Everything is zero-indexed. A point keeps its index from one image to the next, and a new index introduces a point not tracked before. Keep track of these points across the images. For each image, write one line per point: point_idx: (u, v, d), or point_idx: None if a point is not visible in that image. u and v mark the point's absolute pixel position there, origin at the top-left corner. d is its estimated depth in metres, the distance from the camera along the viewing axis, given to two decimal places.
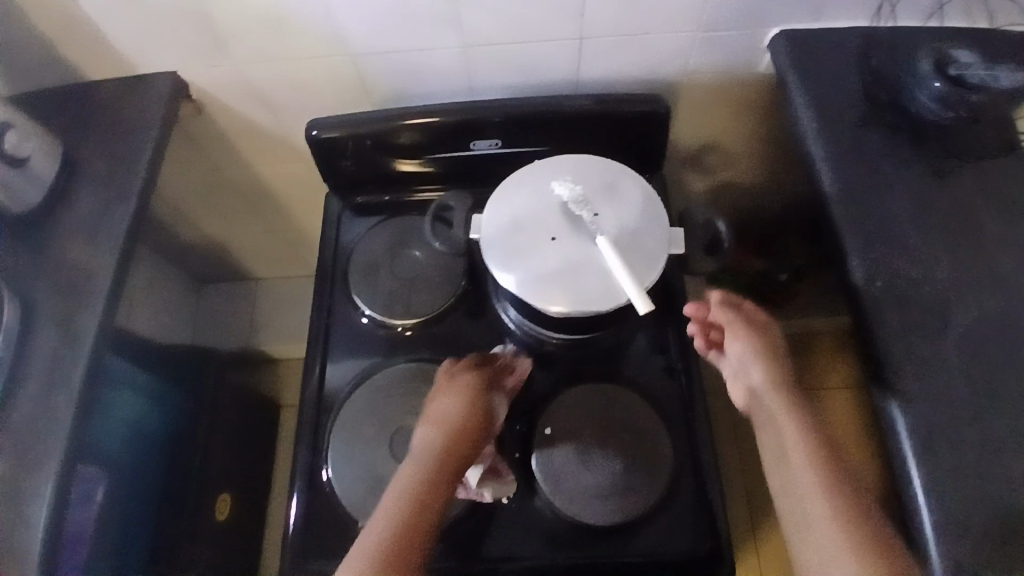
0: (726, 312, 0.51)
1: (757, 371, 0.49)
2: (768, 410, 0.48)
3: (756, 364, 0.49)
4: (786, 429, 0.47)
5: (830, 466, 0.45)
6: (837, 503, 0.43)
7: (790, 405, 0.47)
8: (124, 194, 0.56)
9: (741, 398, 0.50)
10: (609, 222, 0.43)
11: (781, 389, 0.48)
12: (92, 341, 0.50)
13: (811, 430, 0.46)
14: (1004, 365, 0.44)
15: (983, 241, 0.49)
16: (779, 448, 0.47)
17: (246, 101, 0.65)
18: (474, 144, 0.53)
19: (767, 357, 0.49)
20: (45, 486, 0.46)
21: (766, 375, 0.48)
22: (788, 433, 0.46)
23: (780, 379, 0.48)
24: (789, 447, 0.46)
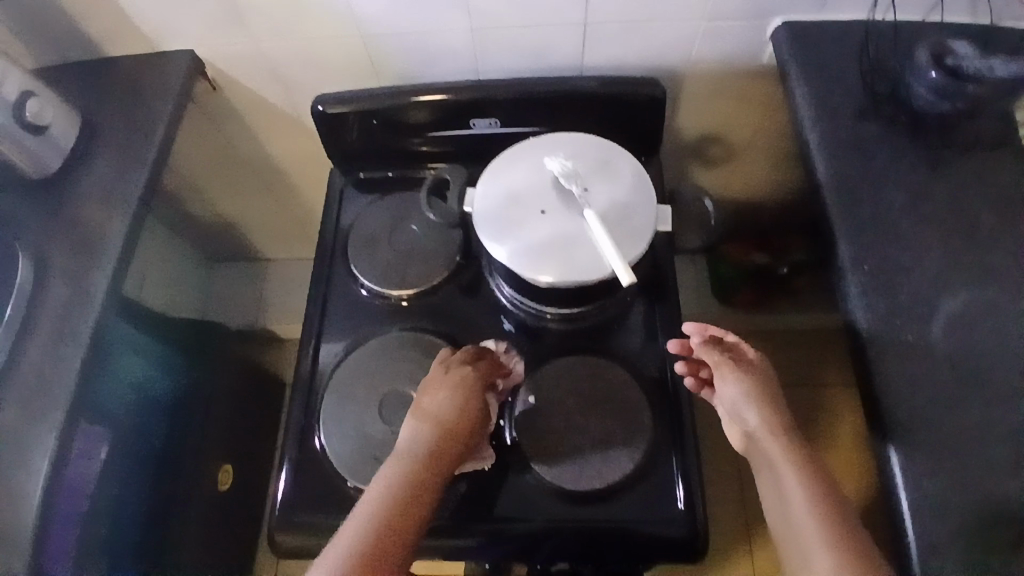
0: (711, 350, 0.47)
1: (751, 414, 0.45)
2: (767, 454, 0.45)
3: (748, 405, 0.45)
4: (785, 475, 0.43)
5: (835, 509, 0.41)
6: (844, 555, 0.39)
7: (786, 448, 0.44)
8: (139, 164, 0.59)
9: (742, 439, 0.47)
10: (598, 197, 0.44)
11: (777, 432, 0.45)
12: (103, 300, 0.53)
13: (812, 474, 0.43)
14: (984, 356, 0.45)
15: (976, 234, 0.49)
16: (782, 494, 0.43)
17: (259, 78, 0.67)
18: (474, 122, 0.54)
19: (760, 395, 0.46)
20: (49, 435, 0.49)
21: (760, 417, 0.45)
22: (787, 477, 0.43)
23: (775, 419, 0.45)
24: (790, 495, 0.42)
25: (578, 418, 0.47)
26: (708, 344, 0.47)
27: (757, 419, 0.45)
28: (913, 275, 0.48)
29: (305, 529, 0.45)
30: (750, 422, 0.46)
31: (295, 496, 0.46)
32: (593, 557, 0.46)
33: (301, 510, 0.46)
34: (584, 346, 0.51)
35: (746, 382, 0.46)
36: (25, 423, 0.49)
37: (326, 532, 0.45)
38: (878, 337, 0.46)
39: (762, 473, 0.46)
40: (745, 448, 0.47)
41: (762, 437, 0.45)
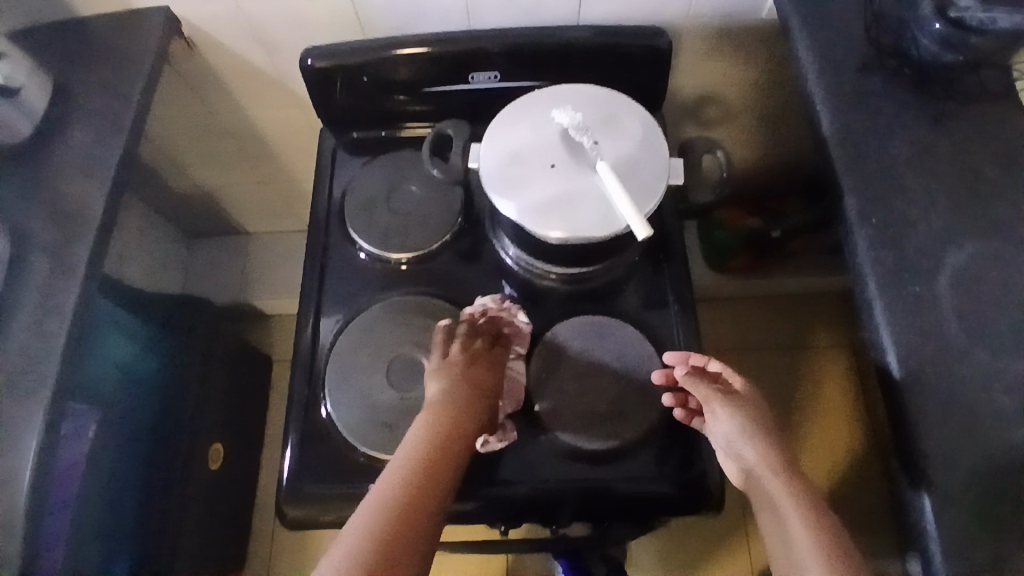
0: (698, 382, 0.45)
1: (749, 448, 0.44)
2: (767, 491, 0.43)
3: (744, 439, 0.44)
4: (789, 514, 0.41)
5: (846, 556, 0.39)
6: None
7: (789, 485, 0.42)
8: (116, 128, 0.56)
9: (737, 476, 0.46)
10: (610, 148, 0.42)
11: (779, 469, 0.43)
12: (86, 270, 0.50)
13: (817, 516, 0.41)
14: (991, 305, 0.45)
15: (980, 185, 0.49)
16: (784, 535, 0.41)
17: (240, 39, 0.63)
18: (472, 76, 0.52)
19: (754, 429, 0.44)
20: (38, 414, 0.47)
21: (758, 452, 0.44)
22: (792, 517, 0.41)
23: (773, 455, 0.44)
24: (796, 538, 0.40)
25: (591, 378, 0.47)
26: (696, 375, 0.45)
27: (755, 454, 0.44)
28: (920, 229, 0.48)
29: (313, 499, 0.44)
30: (747, 459, 0.44)
31: (302, 467, 0.45)
32: (611, 514, 0.46)
33: (309, 480, 0.45)
34: (591, 306, 0.50)
35: (743, 416, 0.45)
36: (11, 401, 0.47)
37: (335, 502, 0.44)
38: (886, 289, 0.46)
39: (763, 515, 0.44)
40: (742, 485, 0.45)
41: (762, 475, 0.43)
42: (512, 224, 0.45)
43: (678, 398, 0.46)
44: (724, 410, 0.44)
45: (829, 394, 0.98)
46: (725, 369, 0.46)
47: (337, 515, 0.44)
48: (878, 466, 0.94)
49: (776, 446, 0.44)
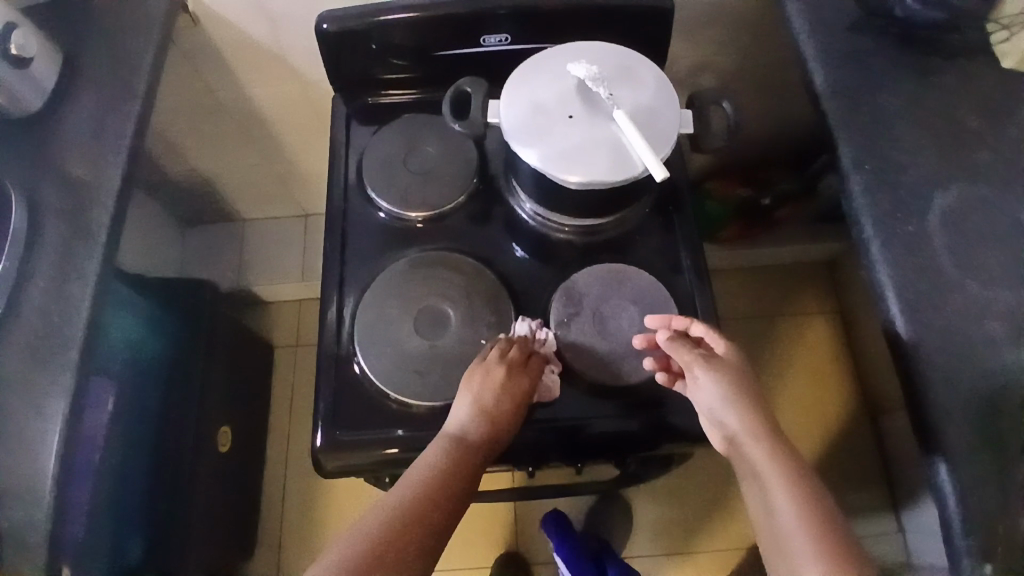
0: (682, 351, 0.46)
1: (731, 416, 0.44)
2: (750, 460, 0.44)
3: (726, 407, 0.44)
4: (771, 485, 0.42)
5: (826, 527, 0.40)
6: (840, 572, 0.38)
7: (772, 453, 0.43)
8: (128, 97, 0.56)
9: (720, 442, 0.46)
10: (625, 100, 0.45)
11: (762, 435, 0.44)
12: (105, 235, 0.51)
13: (799, 484, 0.42)
14: (979, 241, 0.48)
15: (964, 132, 0.52)
16: (768, 504, 0.42)
17: (244, 13, 0.64)
18: (484, 38, 0.54)
19: (735, 394, 0.44)
20: (65, 376, 0.47)
21: (740, 419, 0.44)
22: (774, 487, 0.42)
23: (756, 422, 0.44)
24: (780, 510, 0.41)
25: (610, 321, 0.49)
26: (678, 340, 0.46)
27: (738, 422, 0.44)
28: (911, 173, 0.51)
29: (348, 446, 0.47)
30: (730, 425, 0.44)
31: (336, 415, 0.48)
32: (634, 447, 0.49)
33: (344, 428, 0.47)
34: (604, 257, 0.53)
35: (726, 382, 0.45)
36: (35, 366, 0.47)
37: (370, 447, 0.47)
38: (882, 229, 0.49)
39: (747, 480, 0.44)
40: (725, 451, 0.46)
41: (745, 443, 0.44)
42: (532, 176, 0.47)
43: (660, 361, 0.48)
44: (705, 376, 0.45)
45: (819, 358, 1.02)
46: (708, 333, 0.47)
47: (372, 459, 0.47)
48: (866, 425, 0.98)
49: (757, 408, 0.45)
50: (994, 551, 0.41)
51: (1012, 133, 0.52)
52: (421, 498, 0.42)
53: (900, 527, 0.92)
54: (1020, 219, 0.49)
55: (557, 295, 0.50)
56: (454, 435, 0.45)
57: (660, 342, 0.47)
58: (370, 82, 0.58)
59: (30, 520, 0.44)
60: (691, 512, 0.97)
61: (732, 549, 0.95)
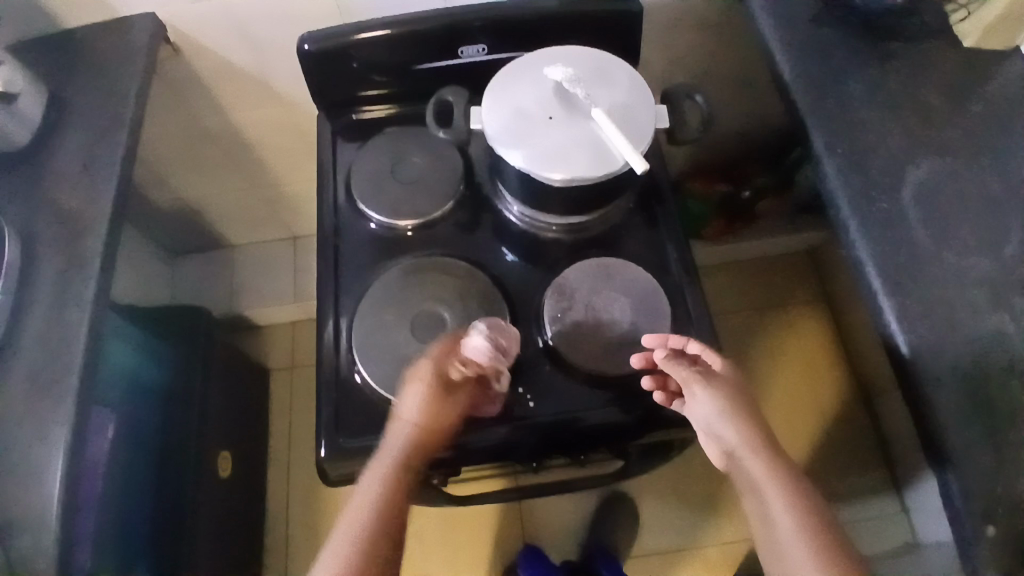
0: (680, 369, 0.47)
1: (728, 432, 0.47)
2: (748, 473, 0.47)
3: (723, 423, 0.47)
4: (769, 497, 0.46)
5: (820, 532, 0.44)
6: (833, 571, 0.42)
7: (768, 466, 0.46)
8: (115, 127, 0.57)
9: (719, 456, 0.49)
10: (602, 99, 0.46)
11: (758, 449, 0.47)
12: (99, 263, 0.51)
13: (796, 495, 0.45)
14: (950, 214, 0.50)
15: (929, 112, 0.54)
16: (766, 514, 0.46)
17: (226, 40, 0.65)
18: (462, 50, 0.56)
19: (732, 411, 0.47)
20: (67, 403, 0.47)
21: (738, 435, 0.47)
22: (773, 499, 0.45)
23: (751, 436, 0.47)
24: (778, 520, 0.45)
25: (603, 313, 0.51)
26: (676, 360, 0.47)
27: (735, 437, 0.47)
28: (881, 153, 0.53)
29: (352, 453, 0.48)
30: (728, 442, 0.47)
31: (339, 424, 0.49)
32: (635, 434, 0.50)
33: (348, 436, 0.48)
34: (592, 253, 0.54)
35: (723, 399, 0.47)
36: (37, 395, 0.48)
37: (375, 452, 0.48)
38: (857, 208, 0.51)
39: (746, 491, 0.48)
40: (723, 463, 0.49)
41: (743, 457, 0.47)
42: (517, 177, 0.49)
43: (657, 379, 0.48)
44: (703, 393, 0.47)
45: (810, 346, 1.03)
46: (703, 350, 0.48)
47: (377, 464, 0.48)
48: (860, 409, 0.99)
49: (752, 423, 0.48)
50: (993, 512, 0.42)
51: (974, 110, 0.54)
52: (368, 525, 0.47)
53: (902, 507, 0.93)
54: (986, 190, 0.51)
55: (551, 292, 0.51)
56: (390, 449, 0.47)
57: (658, 360, 0.48)
58: (353, 99, 0.59)
59: (36, 550, 0.44)
60: (695, 507, 0.98)
61: (738, 541, 0.95)
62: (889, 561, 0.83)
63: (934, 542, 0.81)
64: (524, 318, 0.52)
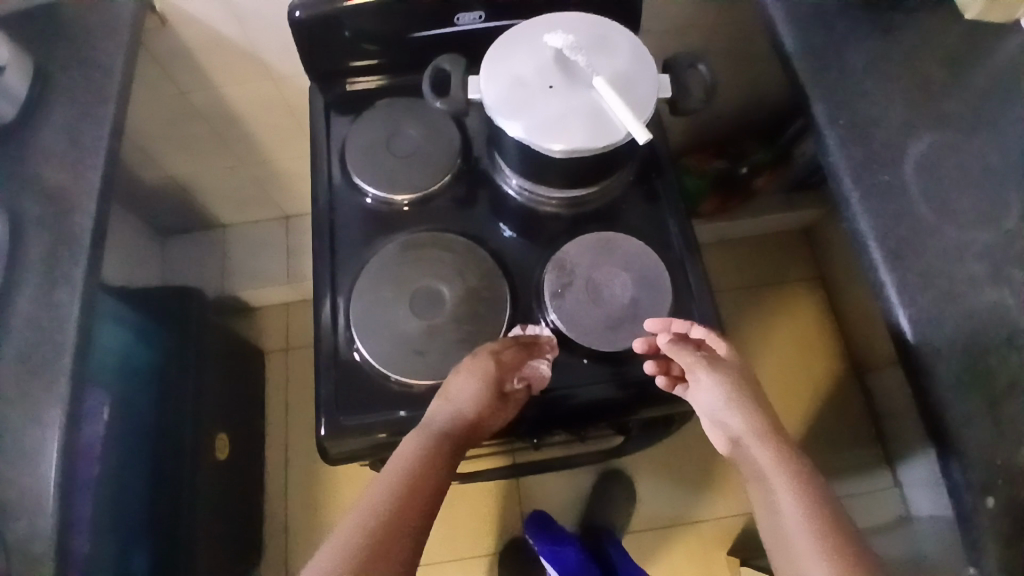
0: (683, 354, 0.47)
1: (736, 419, 0.47)
2: (755, 460, 0.46)
3: (730, 410, 0.47)
4: (778, 487, 0.45)
5: (833, 525, 0.43)
6: (843, 561, 0.41)
7: (775, 454, 0.46)
8: (102, 100, 0.55)
9: (724, 444, 0.49)
10: (603, 67, 0.45)
11: (765, 437, 0.46)
12: (89, 240, 0.50)
13: (805, 486, 0.44)
14: (952, 185, 0.50)
15: (931, 82, 0.53)
16: (775, 506, 0.45)
17: (215, 12, 0.64)
18: (459, 17, 0.54)
19: (739, 398, 0.47)
20: (59, 382, 0.46)
21: (745, 422, 0.46)
22: (781, 490, 0.44)
23: (758, 424, 0.47)
24: (787, 511, 0.44)
25: (603, 287, 0.50)
26: (681, 344, 0.47)
27: (742, 424, 0.47)
28: (883, 125, 0.52)
29: (352, 430, 0.47)
30: (734, 429, 0.47)
31: (338, 401, 0.48)
32: (637, 408, 0.50)
33: (347, 414, 0.48)
34: (591, 227, 0.53)
35: (731, 385, 0.47)
36: (25, 375, 0.47)
37: (375, 429, 0.47)
38: (859, 179, 0.50)
39: (751, 477, 0.47)
40: (729, 453, 0.48)
41: (750, 443, 0.46)
42: (516, 149, 0.48)
43: (660, 364, 0.48)
44: (708, 377, 0.47)
45: (805, 322, 1.04)
46: (708, 335, 0.48)
47: (378, 441, 0.48)
48: (854, 385, 1.00)
49: (758, 410, 0.47)
50: (993, 483, 0.42)
51: (976, 81, 0.53)
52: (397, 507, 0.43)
53: (895, 482, 0.94)
54: (987, 161, 0.50)
55: (551, 267, 0.51)
56: (431, 432, 0.45)
57: (660, 345, 0.48)
58: (345, 71, 0.58)
59: (33, 533, 0.44)
60: (691, 483, 0.98)
61: (735, 515, 0.96)
62: (883, 534, 0.83)
63: (927, 515, 0.81)
64: (524, 292, 0.51)
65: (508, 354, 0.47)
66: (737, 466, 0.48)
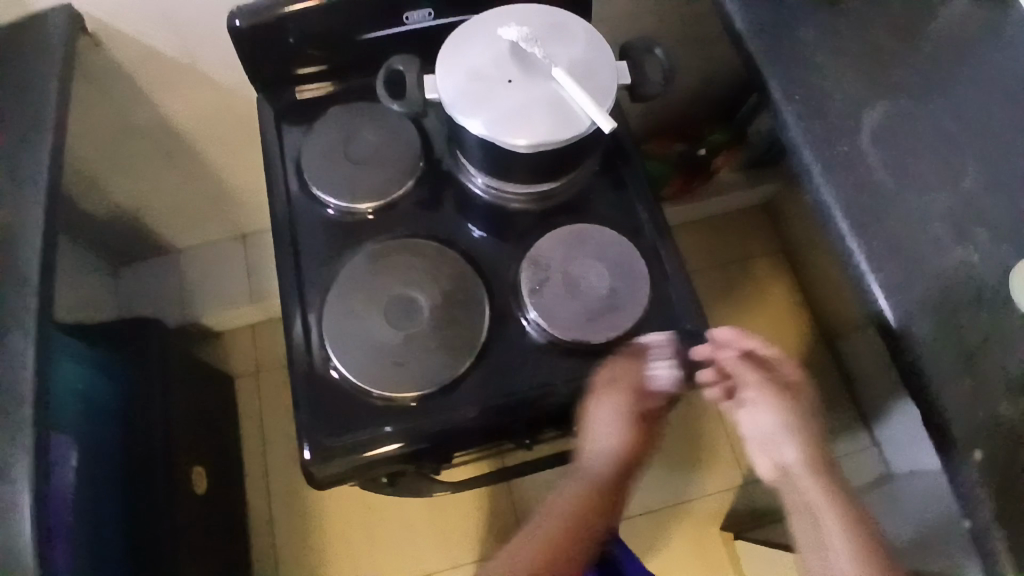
0: (753, 370, 0.49)
1: (790, 451, 0.49)
2: (803, 492, 0.49)
3: (787, 442, 0.49)
4: (826, 520, 0.48)
5: (879, 555, 0.46)
6: None
7: (825, 486, 0.48)
8: (38, 130, 0.52)
9: (771, 471, 0.51)
10: (561, 58, 0.45)
11: (814, 467, 0.49)
12: (37, 278, 0.47)
13: (853, 519, 0.47)
14: (910, 150, 0.51)
15: (879, 50, 0.54)
16: (819, 534, 0.48)
17: (152, 29, 0.61)
18: (407, 16, 0.54)
19: (795, 427, 0.49)
20: (19, 433, 0.43)
21: (801, 453, 0.49)
22: (828, 521, 0.47)
23: (809, 456, 0.49)
24: (834, 542, 0.47)
25: (579, 280, 0.50)
26: (746, 360, 0.49)
27: (795, 455, 0.49)
28: (838, 95, 0.53)
29: (335, 450, 0.46)
30: (785, 458, 0.49)
31: (319, 421, 0.46)
32: (624, 399, 0.49)
33: (329, 434, 0.46)
34: (561, 219, 0.53)
35: (789, 419, 0.49)
36: None
37: (359, 447, 0.46)
38: (821, 150, 0.51)
39: (795, 505, 0.50)
40: (775, 478, 0.51)
41: (801, 475, 0.49)
42: (478, 147, 0.47)
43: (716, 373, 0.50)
44: (767, 408, 0.49)
45: (773, 294, 1.06)
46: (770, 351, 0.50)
47: (364, 459, 0.46)
48: (826, 351, 1.02)
49: (812, 440, 0.49)
50: (977, 437, 0.43)
51: (922, 45, 0.54)
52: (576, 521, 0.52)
53: (873, 441, 0.96)
54: (941, 123, 0.51)
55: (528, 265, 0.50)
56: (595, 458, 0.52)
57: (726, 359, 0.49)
58: (293, 78, 0.56)
59: None
60: (680, 464, 0.99)
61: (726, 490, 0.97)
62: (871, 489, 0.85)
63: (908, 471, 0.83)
64: (500, 292, 0.51)
65: (619, 368, 0.47)
66: (783, 493, 0.52)
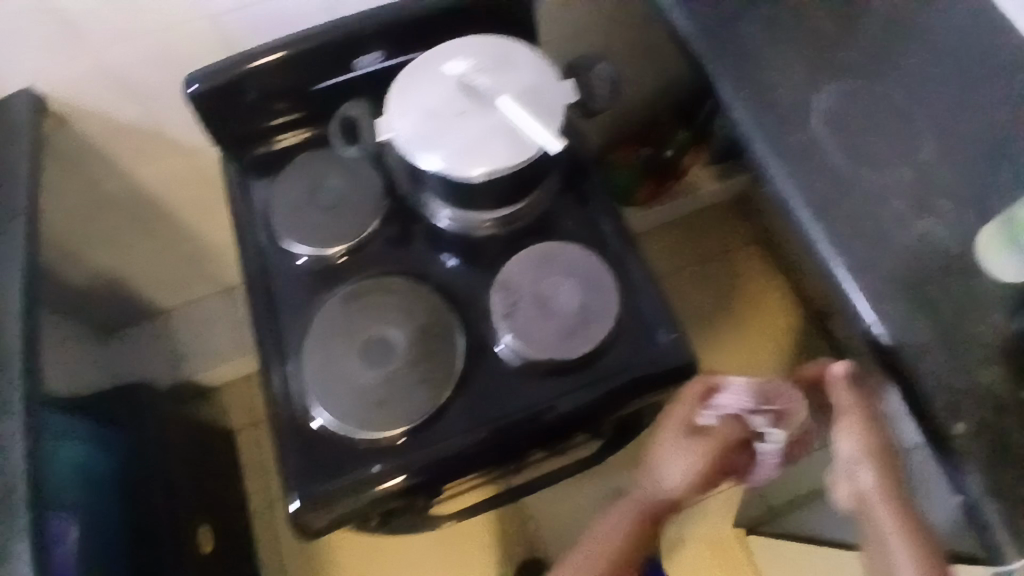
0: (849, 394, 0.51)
1: (868, 475, 0.48)
2: (875, 520, 0.47)
3: (861, 466, 0.49)
4: (895, 550, 0.45)
5: None
6: None
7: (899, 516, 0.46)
8: (8, 213, 0.53)
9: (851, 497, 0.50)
10: (506, 86, 0.48)
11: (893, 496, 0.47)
12: (18, 361, 0.48)
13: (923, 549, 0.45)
14: (864, 131, 0.51)
15: (824, 38, 0.55)
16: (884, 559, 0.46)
17: (115, 99, 0.63)
18: (358, 61, 0.56)
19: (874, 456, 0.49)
20: (13, 517, 0.44)
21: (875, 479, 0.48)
22: (896, 549, 0.45)
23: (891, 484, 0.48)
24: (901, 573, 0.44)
25: (552, 298, 0.50)
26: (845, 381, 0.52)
27: (871, 480, 0.48)
28: (788, 86, 0.54)
29: (325, 497, 0.46)
30: (861, 484, 0.49)
31: (309, 470, 0.47)
32: (609, 411, 0.50)
33: (318, 482, 0.46)
34: (530, 240, 0.53)
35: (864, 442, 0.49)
36: None
37: (349, 491, 0.46)
38: (777, 142, 0.52)
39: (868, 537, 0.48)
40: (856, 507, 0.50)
41: (875, 502, 0.47)
42: (440, 181, 0.49)
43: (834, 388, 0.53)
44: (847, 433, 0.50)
45: (758, 285, 1.06)
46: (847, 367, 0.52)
47: (356, 501, 0.46)
48: (818, 335, 1.02)
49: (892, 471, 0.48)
50: (963, 408, 0.43)
51: (866, 29, 0.55)
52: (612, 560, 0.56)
53: None
54: (890, 103, 0.52)
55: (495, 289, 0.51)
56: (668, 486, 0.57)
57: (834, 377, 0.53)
58: (254, 134, 0.57)
59: None
60: None
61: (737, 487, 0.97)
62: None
63: None
64: (478, 319, 0.51)
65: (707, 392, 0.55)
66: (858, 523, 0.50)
